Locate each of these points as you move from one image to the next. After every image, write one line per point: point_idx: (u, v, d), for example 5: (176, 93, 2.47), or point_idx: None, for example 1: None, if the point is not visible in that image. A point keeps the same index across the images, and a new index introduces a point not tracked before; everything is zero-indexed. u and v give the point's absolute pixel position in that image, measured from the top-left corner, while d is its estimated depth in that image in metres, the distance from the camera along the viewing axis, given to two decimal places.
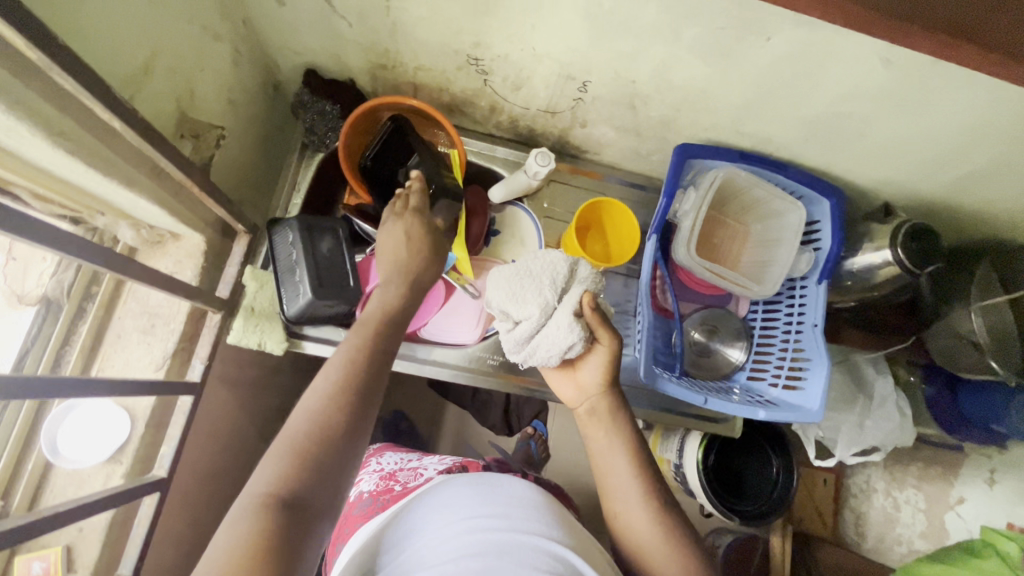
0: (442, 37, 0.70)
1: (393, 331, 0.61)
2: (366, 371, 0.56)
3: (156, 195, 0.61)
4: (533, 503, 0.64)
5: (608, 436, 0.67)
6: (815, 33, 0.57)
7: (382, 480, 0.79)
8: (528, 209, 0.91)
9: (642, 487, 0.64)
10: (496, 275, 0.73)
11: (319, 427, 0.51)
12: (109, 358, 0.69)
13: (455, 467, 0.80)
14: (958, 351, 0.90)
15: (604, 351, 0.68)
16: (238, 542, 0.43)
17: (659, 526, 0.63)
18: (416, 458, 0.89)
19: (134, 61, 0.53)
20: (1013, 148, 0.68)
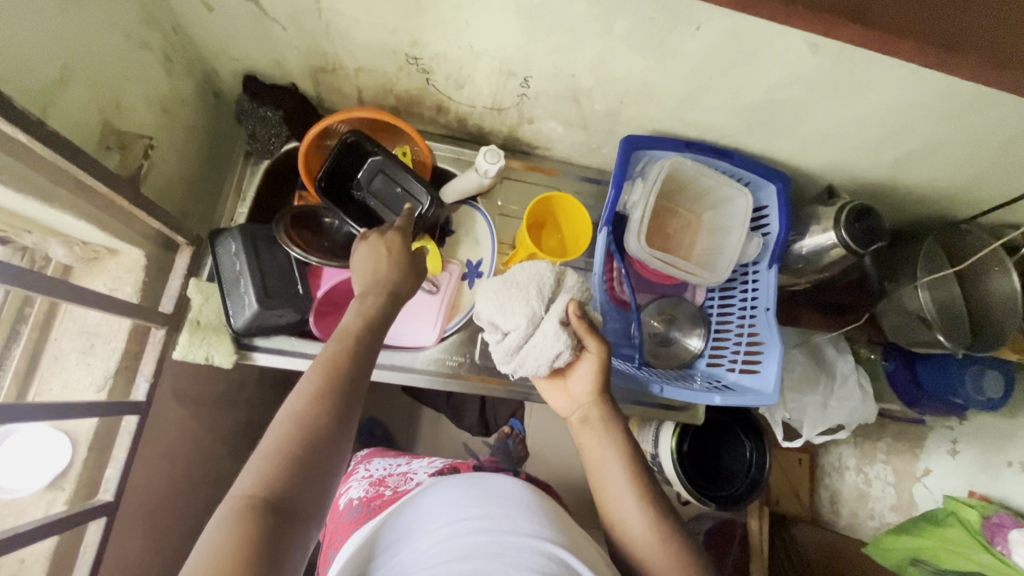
0: (378, 37, 0.69)
1: (374, 332, 0.60)
2: (350, 375, 0.54)
3: (81, 211, 0.59)
4: (527, 504, 0.63)
5: (603, 441, 0.69)
6: (742, 21, 0.57)
7: (371, 486, 0.80)
8: (478, 206, 0.91)
9: (636, 486, 0.66)
10: (484, 289, 0.76)
11: (301, 427, 0.49)
12: (47, 381, 0.67)
13: (444, 468, 0.82)
14: (909, 328, 0.92)
15: (593, 359, 0.72)
16: (220, 545, 0.41)
17: (655, 522, 0.64)
18: (406, 462, 0.90)
19: (47, 72, 0.51)
20: (943, 127, 0.70)
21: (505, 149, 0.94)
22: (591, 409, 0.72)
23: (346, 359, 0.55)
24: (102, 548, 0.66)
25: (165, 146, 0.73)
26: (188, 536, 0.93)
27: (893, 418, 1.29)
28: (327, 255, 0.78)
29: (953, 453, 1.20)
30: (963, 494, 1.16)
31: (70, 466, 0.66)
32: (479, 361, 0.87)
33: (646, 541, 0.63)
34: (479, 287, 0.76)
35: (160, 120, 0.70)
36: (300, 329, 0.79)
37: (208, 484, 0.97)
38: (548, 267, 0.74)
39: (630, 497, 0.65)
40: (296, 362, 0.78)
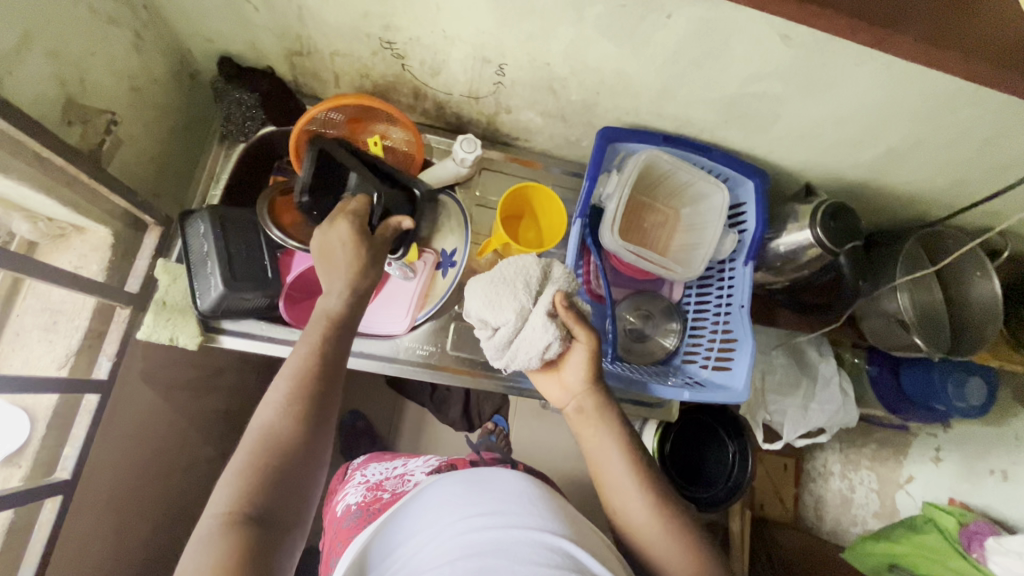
0: (350, 20, 0.68)
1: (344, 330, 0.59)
2: (322, 379, 0.55)
3: (42, 184, 0.58)
4: (529, 497, 0.65)
5: (607, 438, 0.69)
6: (711, 10, 0.57)
7: (369, 490, 0.81)
8: (458, 200, 0.88)
9: (642, 480, 0.66)
10: (472, 285, 0.75)
11: (274, 440, 0.50)
12: (8, 356, 0.66)
13: (441, 466, 0.83)
14: (887, 330, 0.92)
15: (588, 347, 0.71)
16: (205, 567, 0.42)
17: (661, 517, 0.64)
18: (401, 463, 0.89)
19: (5, 40, 0.51)
20: (919, 126, 0.69)
21: (486, 139, 0.94)
22: (586, 402, 0.71)
23: (314, 367, 0.55)
24: (58, 526, 0.66)
25: (135, 124, 0.72)
26: (157, 521, 0.92)
27: (879, 424, 1.28)
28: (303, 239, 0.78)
29: (937, 461, 1.19)
30: (944, 501, 1.15)
31: (28, 443, 0.65)
32: (450, 350, 0.87)
33: (654, 536, 0.64)
34: (467, 283, 0.75)
35: (129, 97, 0.70)
36: (269, 314, 0.79)
37: (180, 470, 0.97)
38: (539, 261, 0.74)
39: (636, 493, 0.66)
40: (263, 346, 0.78)
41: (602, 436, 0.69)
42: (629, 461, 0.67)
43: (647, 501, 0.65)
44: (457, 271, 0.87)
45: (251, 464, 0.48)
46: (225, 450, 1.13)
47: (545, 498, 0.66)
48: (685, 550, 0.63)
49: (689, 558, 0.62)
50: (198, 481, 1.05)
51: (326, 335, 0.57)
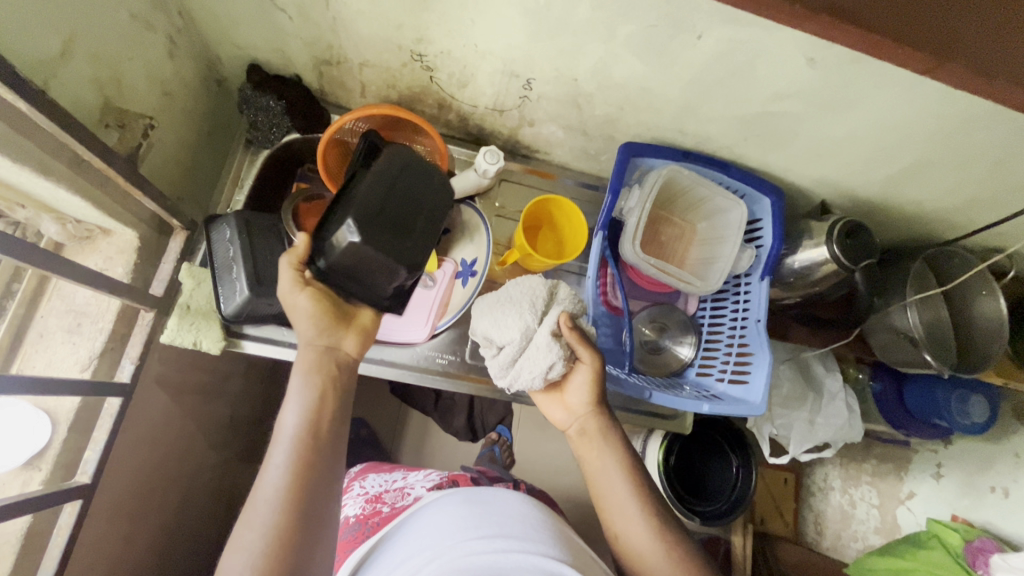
0: (384, 32, 0.70)
1: (335, 401, 0.60)
2: (311, 462, 0.55)
3: (78, 187, 0.59)
4: (524, 522, 0.65)
5: (610, 462, 0.69)
6: (742, 33, 0.59)
7: (368, 502, 0.84)
8: (478, 210, 0.90)
9: (641, 502, 0.67)
10: (481, 304, 0.76)
11: (271, 538, 0.50)
12: (30, 359, 0.66)
13: (443, 482, 0.84)
14: (896, 346, 0.93)
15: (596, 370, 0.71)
16: None
17: (661, 540, 0.64)
18: (402, 475, 0.91)
19: (51, 45, 0.52)
20: (933, 148, 0.71)
21: (504, 151, 0.95)
22: (587, 425, 0.72)
23: (301, 432, 0.56)
24: (76, 530, 0.65)
25: (166, 128, 0.73)
26: (163, 528, 0.91)
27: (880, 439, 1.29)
28: None
29: (938, 477, 1.20)
30: (946, 517, 1.16)
31: (47, 446, 0.65)
32: (469, 359, 0.87)
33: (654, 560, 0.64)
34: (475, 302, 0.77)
35: (160, 102, 0.71)
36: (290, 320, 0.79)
37: (186, 477, 0.96)
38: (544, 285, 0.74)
39: (637, 516, 0.66)
40: (285, 351, 0.78)
41: (604, 460, 0.70)
42: (627, 482, 0.68)
43: (646, 522, 0.65)
44: (477, 281, 0.87)
45: (256, 550, 0.50)
46: (229, 457, 1.12)
47: (546, 524, 0.67)
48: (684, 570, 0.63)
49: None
50: (202, 487, 1.03)
51: (314, 398, 0.59)
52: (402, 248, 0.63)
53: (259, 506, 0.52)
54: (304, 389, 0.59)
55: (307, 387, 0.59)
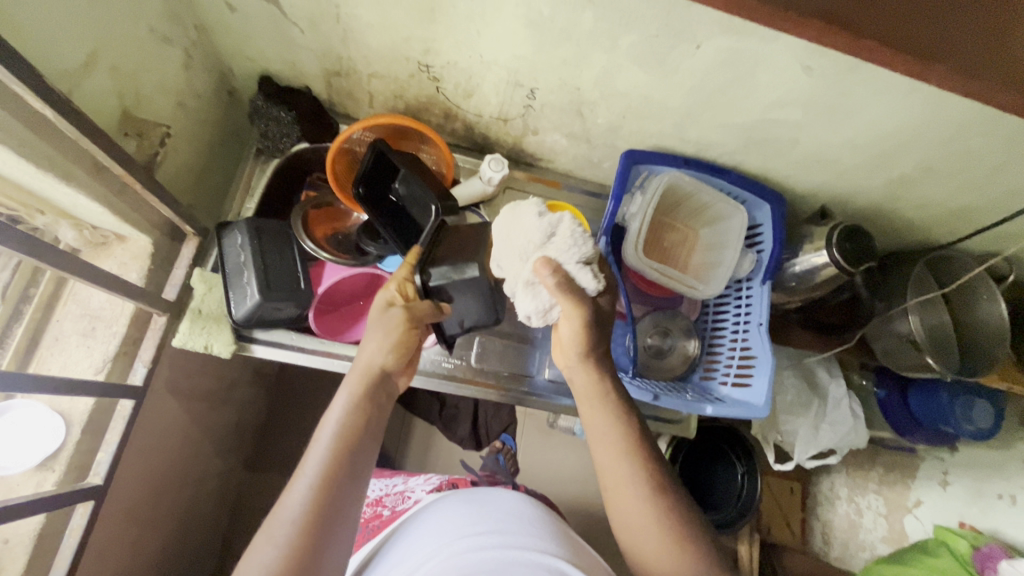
0: (393, 44, 0.72)
1: (373, 430, 0.60)
2: (340, 489, 0.54)
3: (97, 193, 0.60)
4: (519, 522, 0.66)
5: (607, 426, 0.66)
6: (741, 41, 0.60)
7: (369, 506, 0.85)
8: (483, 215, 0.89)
9: (638, 473, 0.63)
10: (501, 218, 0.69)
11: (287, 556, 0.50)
12: (46, 361, 0.67)
13: (442, 485, 0.84)
14: (900, 351, 0.93)
15: (579, 326, 0.65)
16: None
17: (658, 513, 0.61)
18: (403, 480, 0.92)
19: (74, 56, 0.54)
20: (930, 153, 0.73)
21: (509, 160, 0.97)
22: (579, 374, 0.69)
23: (337, 456, 0.56)
24: (87, 531, 0.66)
25: (181, 138, 0.75)
26: (169, 534, 0.91)
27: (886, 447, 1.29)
28: (336, 252, 0.82)
29: (945, 484, 1.20)
30: (954, 524, 1.15)
31: (60, 448, 0.66)
32: (474, 363, 0.88)
33: (647, 535, 0.61)
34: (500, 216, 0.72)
35: (176, 112, 0.73)
36: (298, 325, 0.81)
37: (193, 482, 0.96)
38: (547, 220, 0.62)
39: (631, 483, 0.63)
40: (292, 355, 0.79)
41: (602, 423, 0.66)
42: (622, 447, 0.64)
43: (641, 489, 0.62)
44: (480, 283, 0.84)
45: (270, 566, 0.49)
46: (235, 464, 1.13)
47: (544, 524, 0.69)
48: (681, 550, 0.60)
49: (688, 559, 0.60)
50: (208, 494, 1.04)
51: (353, 420, 0.59)
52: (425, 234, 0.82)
53: (280, 523, 0.52)
54: (347, 409, 0.59)
55: (349, 408, 0.59)
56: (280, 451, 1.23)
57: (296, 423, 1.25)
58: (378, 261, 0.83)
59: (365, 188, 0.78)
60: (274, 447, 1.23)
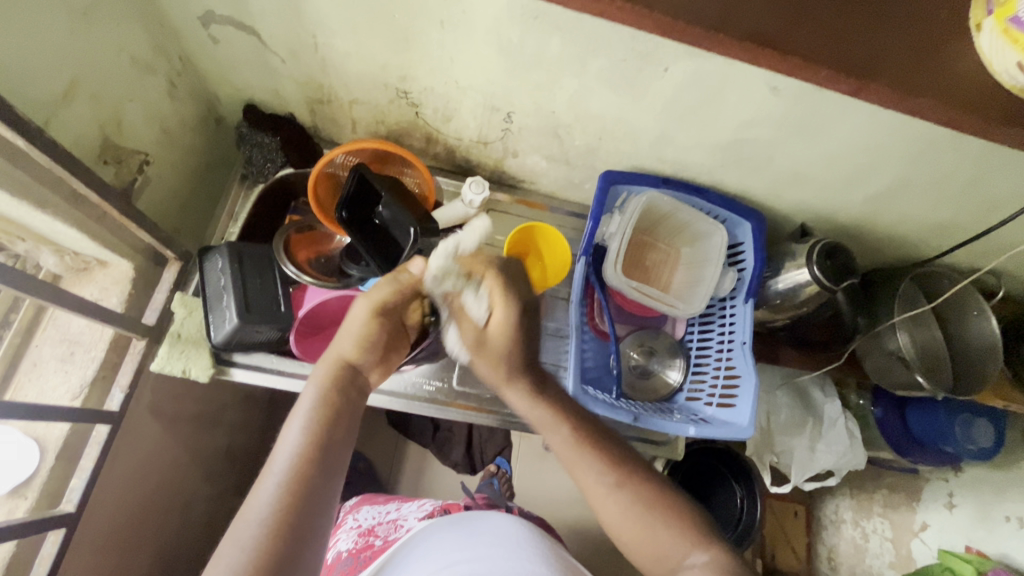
0: (370, 71, 0.73)
1: (346, 416, 0.56)
2: (309, 483, 0.50)
3: (73, 219, 0.62)
4: (513, 540, 0.71)
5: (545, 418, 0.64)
6: (705, 64, 0.62)
7: (361, 536, 0.82)
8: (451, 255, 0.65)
9: (597, 457, 0.60)
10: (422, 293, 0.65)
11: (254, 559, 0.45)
12: (24, 388, 0.68)
13: (435, 512, 0.83)
14: (888, 368, 0.92)
15: (471, 346, 0.65)
16: None
17: (627, 492, 0.58)
18: (396, 507, 0.89)
19: (53, 89, 0.56)
20: (907, 169, 0.73)
21: (492, 181, 0.97)
22: (512, 401, 0.66)
23: (308, 443, 0.52)
24: (58, 559, 0.65)
25: (163, 165, 0.77)
26: (150, 564, 0.90)
27: (888, 467, 1.24)
28: (319, 275, 0.83)
29: (951, 507, 1.16)
30: (960, 549, 1.11)
31: (35, 474, 0.66)
32: (456, 386, 0.87)
33: (624, 518, 0.58)
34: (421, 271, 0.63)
35: (159, 139, 0.75)
36: (279, 348, 0.81)
37: (177, 509, 0.95)
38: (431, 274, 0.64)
39: (595, 477, 0.59)
40: (274, 379, 0.79)
41: (559, 437, 0.62)
42: (580, 440, 0.62)
43: (606, 481, 0.59)
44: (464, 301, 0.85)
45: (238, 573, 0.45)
46: (224, 489, 1.11)
47: (534, 543, 0.71)
48: (658, 525, 0.56)
49: (670, 530, 0.56)
50: (195, 521, 1.02)
51: (321, 416, 0.54)
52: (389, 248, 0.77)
53: (248, 524, 0.47)
54: (314, 404, 0.55)
55: (316, 402, 0.55)
56: None
57: None
58: (360, 284, 0.83)
59: (347, 211, 0.79)
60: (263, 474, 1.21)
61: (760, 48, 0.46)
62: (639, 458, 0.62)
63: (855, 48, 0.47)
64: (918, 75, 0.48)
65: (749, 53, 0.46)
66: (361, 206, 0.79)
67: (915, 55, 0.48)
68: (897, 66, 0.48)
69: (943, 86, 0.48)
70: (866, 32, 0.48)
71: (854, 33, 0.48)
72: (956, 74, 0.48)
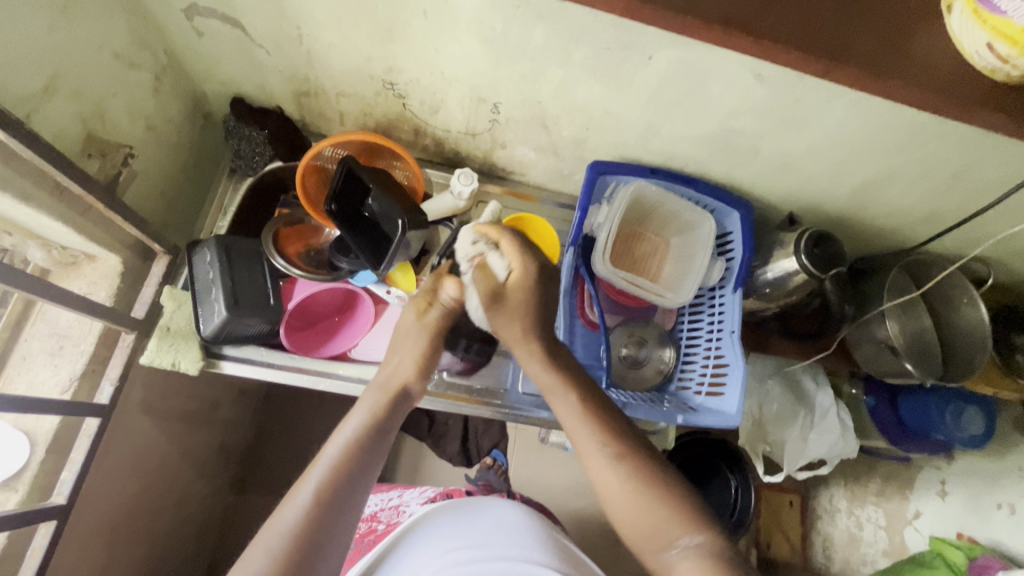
0: (356, 63, 0.73)
1: (383, 436, 0.57)
2: (341, 497, 0.52)
3: (58, 213, 0.62)
4: (519, 528, 0.72)
5: (554, 385, 0.62)
6: (688, 52, 0.62)
7: (364, 521, 0.83)
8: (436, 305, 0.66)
9: (603, 426, 0.60)
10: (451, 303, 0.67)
11: (278, 564, 0.47)
12: (13, 381, 0.68)
13: (436, 497, 0.83)
14: (877, 357, 0.92)
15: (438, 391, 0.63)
16: None
17: (625, 462, 0.58)
18: (399, 494, 0.90)
19: (33, 83, 0.56)
20: (893, 157, 0.73)
21: (482, 174, 0.97)
22: (527, 365, 0.64)
23: (345, 457, 0.54)
24: (49, 552, 0.66)
25: (150, 159, 0.77)
26: (144, 557, 0.90)
27: (878, 456, 1.25)
28: (308, 268, 0.83)
29: (943, 495, 1.16)
30: (952, 536, 1.11)
31: (25, 467, 0.66)
32: (448, 377, 0.87)
33: (620, 495, 0.57)
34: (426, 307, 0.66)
35: (145, 134, 0.75)
36: (271, 341, 0.81)
37: (171, 502, 0.95)
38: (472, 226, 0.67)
39: (595, 449, 0.59)
40: (261, 371, 0.79)
41: (567, 406, 0.61)
42: (586, 422, 0.60)
43: (606, 454, 0.58)
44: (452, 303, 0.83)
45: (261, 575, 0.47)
46: (219, 483, 1.12)
47: (535, 531, 0.72)
48: (656, 506, 0.55)
49: (665, 508, 0.55)
50: (189, 514, 1.03)
51: (363, 436, 0.56)
52: (379, 244, 0.77)
53: (276, 531, 0.49)
54: (358, 426, 0.56)
55: (361, 427, 0.56)
56: (265, 471, 1.21)
57: (281, 443, 1.24)
58: (350, 276, 0.83)
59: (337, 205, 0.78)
60: (259, 469, 1.21)
61: (737, 33, 0.46)
62: (638, 434, 0.61)
63: (832, 33, 0.48)
64: (895, 61, 0.48)
65: (724, 39, 0.46)
66: (348, 199, 0.79)
67: (891, 42, 0.48)
68: (876, 52, 0.48)
69: (917, 70, 0.48)
70: (842, 17, 0.48)
71: (830, 20, 0.48)
72: (929, 60, 0.49)
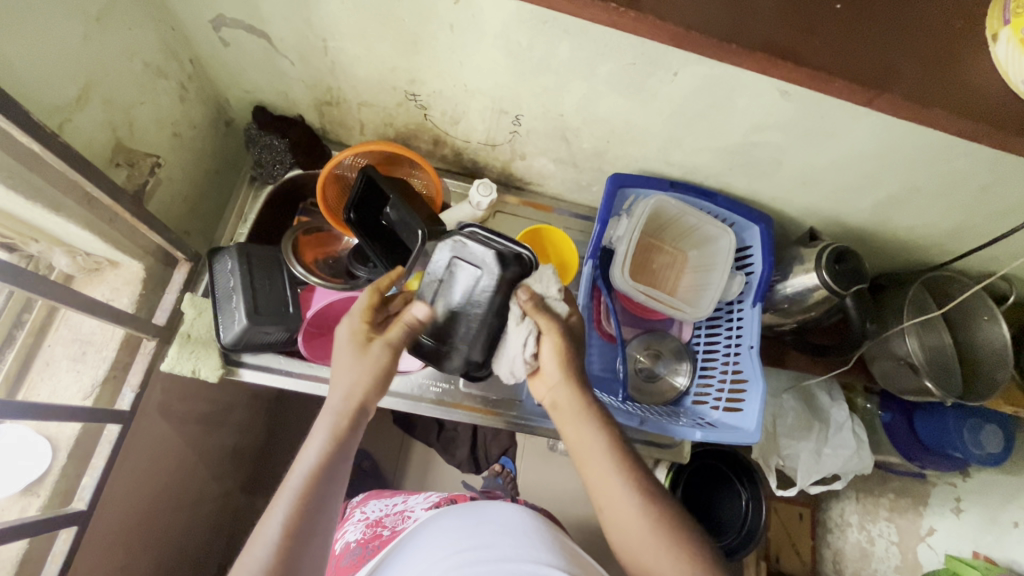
0: (379, 74, 0.74)
1: (345, 459, 0.55)
2: (306, 536, 0.50)
3: (86, 221, 0.62)
4: (524, 530, 0.71)
5: (584, 428, 0.63)
6: (714, 69, 0.61)
7: (369, 527, 0.82)
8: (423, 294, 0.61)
9: (631, 482, 0.59)
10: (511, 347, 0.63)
11: None
12: (36, 386, 0.69)
13: (441, 502, 0.83)
14: (897, 374, 0.91)
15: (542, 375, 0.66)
16: None
17: (645, 514, 0.58)
18: (403, 500, 0.90)
19: (65, 95, 0.56)
20: (917, 175, 0.72)
21: (499, 183, 0.97)
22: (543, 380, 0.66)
23: (307, 490, 0.51)
24: (70, 557, 0.66)
25: (174, 168, 0.77)
26: (159, 560, 0.91)
27: (896, 471, 1.22)
28: (326, 276, 0.83)
29: (958, 512, 1.15)
30: (967, 555, 1.10)
31: (47, 472, 0.67)
32: (463, 387, 0.87)
33: (631, 532, 0.58)
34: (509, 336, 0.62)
35: (171, 143, 0.76)
36: (287, 348, 0.81)
37: (185, 504, 0.96)
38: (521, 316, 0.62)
39: (615, 485, 0.60)
40: (282, 379, 0.80)
41: (598, 465, 0.61)
42: (614, 454, 0.61)
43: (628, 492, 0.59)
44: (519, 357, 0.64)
45: None
46: (231, 486, 1.12)
47: (539, 532, 0.71)
48: (673, 550, 0.56)
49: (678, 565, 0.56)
50: (203, 517, 1.03)
51: (322, 462, 0.53)
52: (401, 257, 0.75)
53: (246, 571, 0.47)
54: (317, 451, 0.54)
55: (320, 454, 0.54)
56: (275, 474, 1.21)
57: (292, 446, 1.24)
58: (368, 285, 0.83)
59: (355, 213, 0.78)
60: (270, 472, 1.21)
61: (769, 57, 0.46)
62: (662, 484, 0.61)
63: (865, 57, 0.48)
64: (930, 87, 0.48)
65: (759, 63, 0.47)
66: (366, 208, 0.79)
67: (926, 68, 0.48)
68: (910, 79, 0.48)
69: (948, 97, 0.48)
70: (875, 42, 0.48)
71: (862, 46, 0.48)
72: (961, 86, 0.48)
